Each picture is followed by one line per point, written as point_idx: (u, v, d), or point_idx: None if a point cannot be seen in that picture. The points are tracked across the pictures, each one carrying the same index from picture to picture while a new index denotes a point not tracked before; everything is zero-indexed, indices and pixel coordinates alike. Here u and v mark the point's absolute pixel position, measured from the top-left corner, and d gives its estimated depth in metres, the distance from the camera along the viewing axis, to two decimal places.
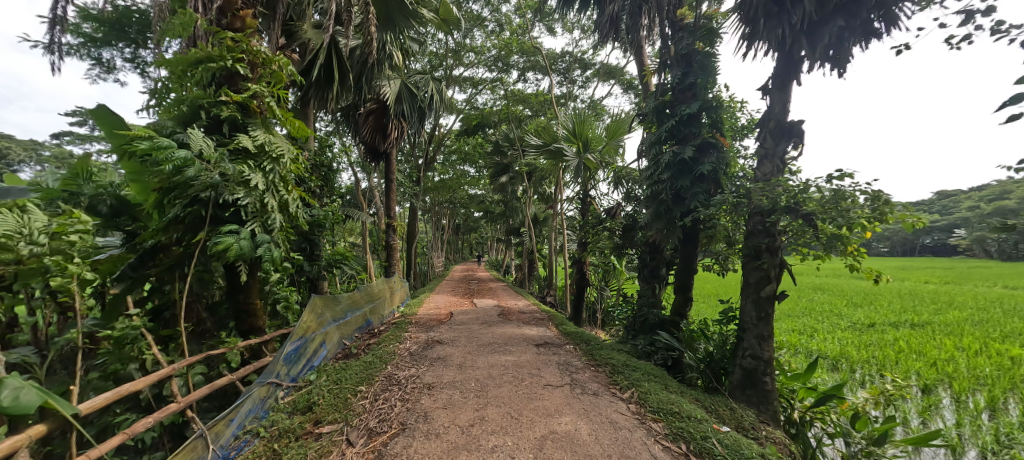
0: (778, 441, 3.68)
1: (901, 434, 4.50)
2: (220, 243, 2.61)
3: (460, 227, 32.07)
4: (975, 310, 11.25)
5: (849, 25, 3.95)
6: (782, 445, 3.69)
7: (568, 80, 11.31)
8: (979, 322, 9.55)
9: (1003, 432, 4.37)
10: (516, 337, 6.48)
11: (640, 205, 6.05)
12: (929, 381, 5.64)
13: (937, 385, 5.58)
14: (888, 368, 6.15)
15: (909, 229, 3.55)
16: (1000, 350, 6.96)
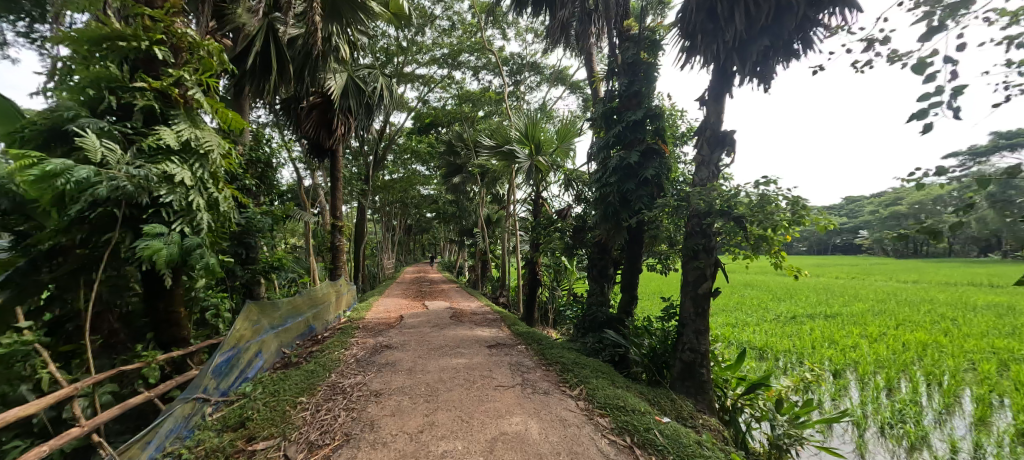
0: (713, 429, 3.87)
1: (818, 415, 4.90)
2: (146, 248, 2.35)
3: (411, 227, 31.40)
4: (876, 302, 12.55)
5: (773, 44, 4.22)
6: (718, 433, 3.87)
7: (519, 82, 11.38)
8: (881, 312, 10.66)
9: (898, 408, 4.87)
10: (467, 339, 6.39)
11: (589, 207, 6.17)
12: (840, 366, 6.20)
13: (846, 369, 6.15)
14: (807, 356, 6.67)
15: (823, 232, 3.77)
16: (897, 336, 7.78)
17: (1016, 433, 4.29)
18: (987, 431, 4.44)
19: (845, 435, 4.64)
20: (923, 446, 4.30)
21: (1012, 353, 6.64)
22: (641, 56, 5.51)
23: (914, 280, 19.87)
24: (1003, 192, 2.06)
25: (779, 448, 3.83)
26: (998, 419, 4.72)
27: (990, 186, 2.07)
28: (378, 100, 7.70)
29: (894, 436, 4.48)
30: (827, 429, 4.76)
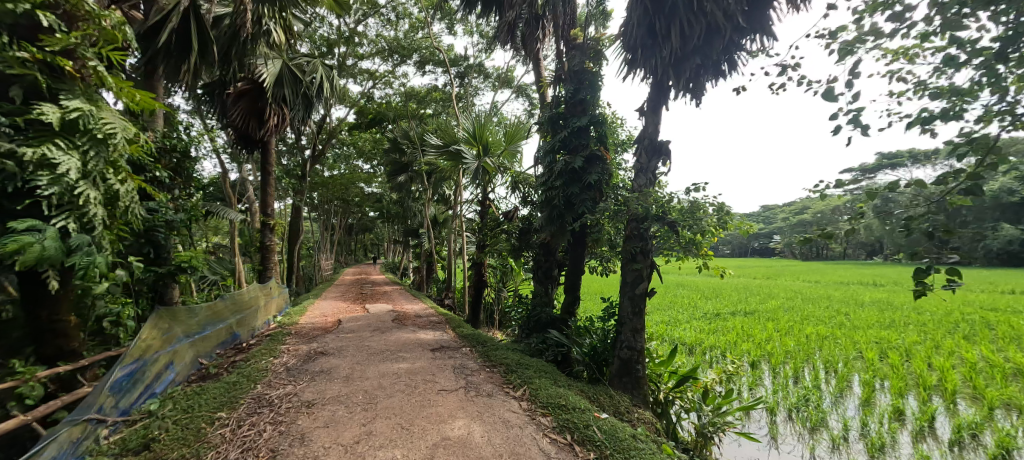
0: (648, 422, 3.99)
1: (738, 404, 5.25)
2: (11, 244, 2.02)
3: (353, 227, 30.12)
4: (787, 299, 13.76)
5: (704, 64, 4.47)
6: (652, 426, 3.99)
7: (466, 82, 11.25)
8: (790, 308, 11.72)
9: (803, 393, 5.34)
10: (410, 343, 6.17)
11: (535, 209, 6.18)
12: (756, 358, 6.70)
13: (761, 361, 6.65)
14: (730, 350, 7.13)
15: (744, 235, 4.15)
16: (802, 329, 8.57)
17: (893, 412, 4.84)
18: (872, 410, 4.97)
19: (760, 420, 5.01)
20: (823, 426, 4.74)
21: (891, 341, 7.51)
22: (586, 64, 5.59)
23: (817, 280, 22.07)
24: (897, 203, 2.27)
25: (704, 435, 4.10)
26: (879, 399, 5.30)
27: (886, 198, 2.28)
28: (318, 92, 7.28)
29: (800, 419, 4.90)
30: (746, 416, 5.11)
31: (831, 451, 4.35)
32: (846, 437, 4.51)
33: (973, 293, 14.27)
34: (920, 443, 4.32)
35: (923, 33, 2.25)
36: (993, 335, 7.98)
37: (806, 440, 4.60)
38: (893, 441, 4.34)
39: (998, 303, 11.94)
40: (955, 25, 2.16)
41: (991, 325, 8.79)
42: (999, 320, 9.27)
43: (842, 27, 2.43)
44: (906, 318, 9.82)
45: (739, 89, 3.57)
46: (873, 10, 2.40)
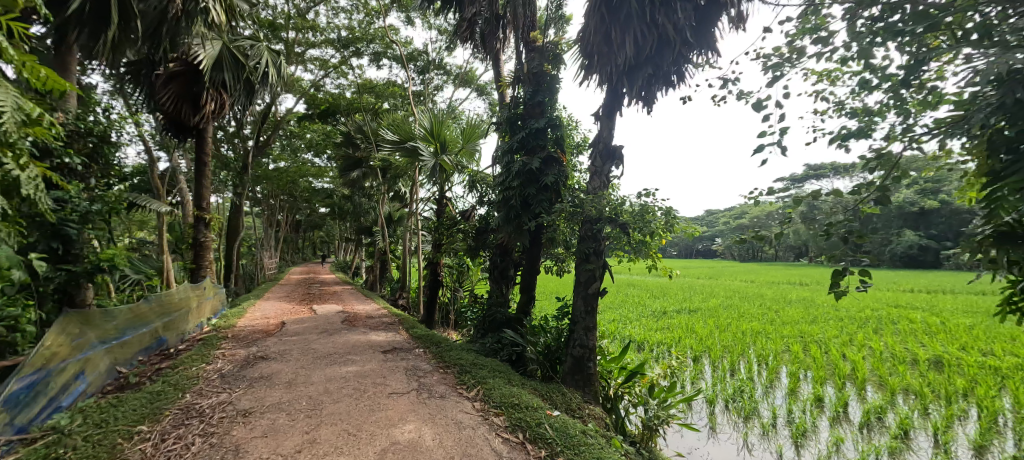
0: (598, 418, 4.04)
1: (681, 396, 5.45)
2: None
3: (301, 222, 28.72)
4: (726, 298, 14.54)
5: (655, 73, 4.61)
6: (602, 422, 4.04)
7: (425, 78, 11.01)
8: (728, 306, 12.40)
9: (738, 385, 5.63)
10: (361, 345, 5.92)
11: (492, 209, 6.12)
12: (698, 353, 7.01)
13: (702, 356, 6.96)
14: (675, 346, 7.41)
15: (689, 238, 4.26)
16: (739, 325, 9.08)
17: (813, 399, 5.21)
18: (797, 398, 5.33)
19: (701, 412, 5.22)
20: (754, 414, 5.01)
21: (814, 335, 8.12)
22: (545, 67, 5.61)
23: (754, 280, 23.54)
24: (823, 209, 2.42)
25: (650, 428, 4.21)
26: (803, 388, 5.70)
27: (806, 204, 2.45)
28: (262, 80, 6.85)
29: (735, 409, 5.16)
30: (687, 408, 5.32)
31: (762, 438, 4.61)
32: (775, 424, 4.79)
33: (886, 292, 15.73)
34: (836, 427, 4.68)
35: (843, 58, 2.54)
36: (896, 328, 8.86)
37: (740, 427, 4.85)
38: (814, 426, 4.67)
39: (904, 300, 13.25)
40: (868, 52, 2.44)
41: (896, 319, 9.75)
42: (902, 315, 10.29)
43: (777, 48, 2.65)
44: (827, 314, 10.68)
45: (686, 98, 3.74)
46: (803, 34, 2.65)
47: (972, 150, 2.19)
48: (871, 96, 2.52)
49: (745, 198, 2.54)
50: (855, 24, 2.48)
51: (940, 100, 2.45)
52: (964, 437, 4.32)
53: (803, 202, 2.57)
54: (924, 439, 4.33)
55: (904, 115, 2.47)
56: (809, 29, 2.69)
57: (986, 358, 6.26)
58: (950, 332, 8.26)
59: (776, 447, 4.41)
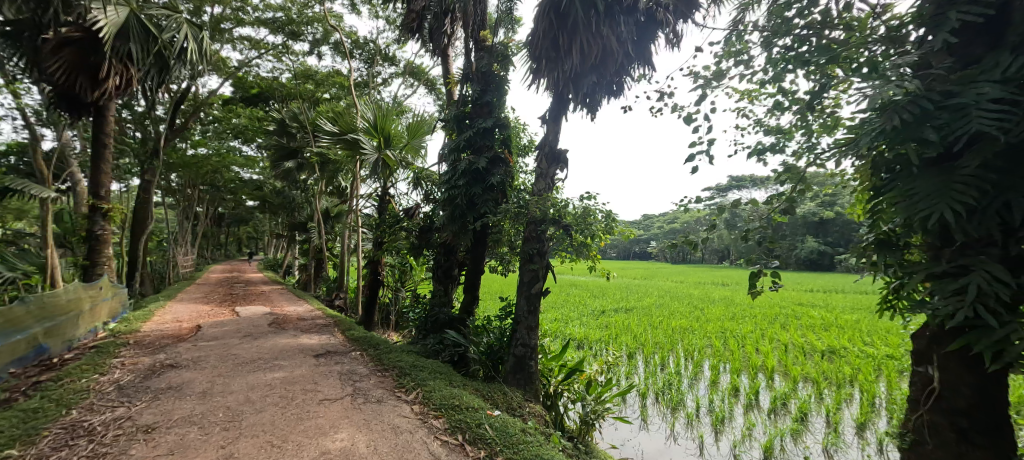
0: (539, 416, 4.02)
1: (616, 391, 5.61)
2: None
3: (225, 215, 26.38)
4: (660, 297, 15.25)
5: (599, 82, 4.71)
6: (543, 420, 4.03)
7: (370, 69, 10.52)
8: (661, 305, 13.02)
9: (667, 378, 5.88)
10: (291, 349, 5.50)
11: (437, 207, 5.94)
12: (632, 349, 7.26)
13: (637, 352, 7.22)
14: (612, 343, 7.62)
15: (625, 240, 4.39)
16: (670, 323, 9.54)
17: (730, 389, 5.57)
18: (717, 389, 5.66)
19: (634, 406, 5.39)
20: (680, 405, 5.25)
21: (733, 331, 8.71)
22: (493, 67, 5.50)
23: (687, 282, 24.92)
24: None
25: (587, 422, 4.27)
26: (722, 379, 6.08)
27: None
28: (179, 57, 6.21)
29: (664, 401, 5.38)
30: (621, 401, 5.48)
31: (687, 427, 4.83)
32: (698, 413, 5.05)
33: (797, 292, 17.31)
34: (748, 413, 5.03)
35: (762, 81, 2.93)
36: (799, 322, 9.77)
37: (668, 417, 5.07)
38: (730, 413, 4.98)
39: (809, 299, 14.68)
40: (782, 77, 2.84)
41: (799, 315, 10.78)
42: (805, 311, 11.39)
43: (707, 66, 2.93)
44: (746, 311, 11.55)
45: (627, 107, 3.90)
46: (728, 57, 2.99)
47: (860, 165, 2.54)
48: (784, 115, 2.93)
49: (678, 205, 2.83)
50: (772, 52, 2.86)
51: (836, 124, 2.86)
52: (849, 417, 4.81)
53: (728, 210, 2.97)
54: (818, 421, 4.77)
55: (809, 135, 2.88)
56: (732, 53, 3.04)
57: (870, 347, 7.06)
58: (844, 325, 9.23)
59: (698, 434, 4.65)
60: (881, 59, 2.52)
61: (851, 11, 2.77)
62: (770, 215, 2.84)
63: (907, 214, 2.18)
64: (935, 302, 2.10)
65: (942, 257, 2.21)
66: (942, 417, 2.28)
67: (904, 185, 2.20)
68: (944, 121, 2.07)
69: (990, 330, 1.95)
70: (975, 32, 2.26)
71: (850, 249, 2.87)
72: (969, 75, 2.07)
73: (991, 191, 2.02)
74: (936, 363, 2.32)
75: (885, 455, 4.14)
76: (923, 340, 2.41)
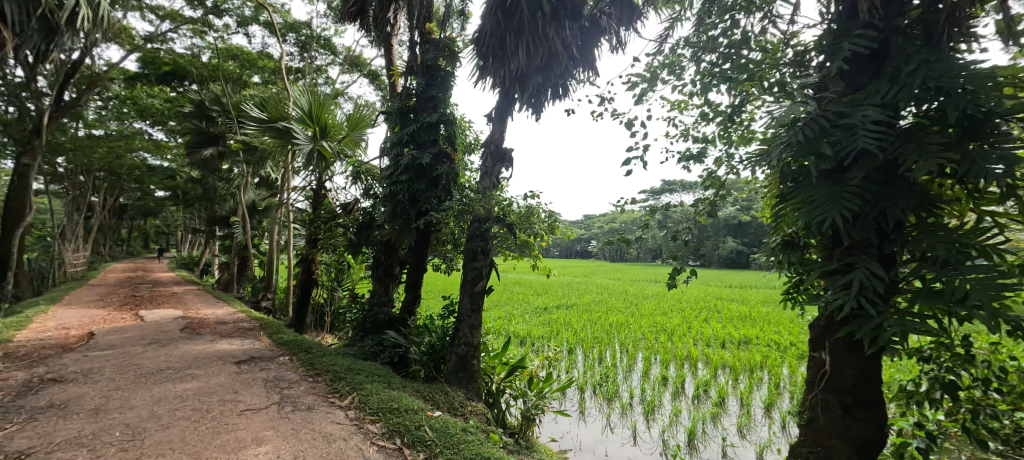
0: (480, 414, 3.93)
1: (556, 386, 5.65)
2: None
3: (131, 207, 23.53)
4: (599, 294, 15.73)
5: (544, 82, 4.69)
6: (484, 418, 3.94)
7: (305, 55, 9.87)
8: (599, 301, 13.42)
9: (604, 371, 6.03)
10: (207, 356, 4.97)
11: (378, 203, 5.65)
12: (573, 344, 7.39)
13: (577, 347, 7.36)
14: (553, 340, 7.71)
15: (566, 239, 4.44)
16: (609, 318, 9.84)
17: (660, 378, 5.83)
18: (649, 379, 5.91)
19: (573, 399, 5.46)
20: (616, 395, 5.41)
21: (664, 324, 9.16)
22: (439, 61, 5.33)
23: (623, 279, 25.86)
24: None
25: (528, 418, 4.24)
26: (654, 369, 6.36)
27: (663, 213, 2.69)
28: (68, 23, 5.54)
29: (601, 393, 5.50)
30: (561, 396, 5.54)
31: (621, 417, 4.97)
32: (632, 403, 5.23)
33: (721, 287, 18.61)
34: (676, 400, 5.30)
35: (690, 92, 3.17)
36: (722, 315, 10.51)
37: (604, 409, 5.18)
38: (660, 401, 5.21)
39: (731, 294, 15.86)
40: (707, 91, 3.06)
41: (721, 308, 11.60)
42: (727, 305, 12.29)
43: (644, 74, 3.12)
44: (676, 306, 12.22)
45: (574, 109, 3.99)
46: (662, 67, 3.19)
47: (772, 173, 2.73)
48: (708, 125, 3.19)
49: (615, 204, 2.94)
50: (699, 67, 3.08)
51: (749, 136, 3.11)
52: (759, 399, 5.23)
53: (659, 211, 3.12)
54: (733, 403, 5.12)
55: (727, 145, 3.13)
56: (666, 65, 3.23)
57: (778, 336, 7.74)
58: (760, 317, 10.04)
59: (631, 422, 4.80)
60: (789, 80, 2.78)
61: (765, 35, 3.04)
62: (696, 218, 3.01)
63: (807, 220, 2.35)
64: (828, 296, 2.29)
65: (834, 256, 2.41)
66: (832, 395, 2.50)
67: (806, 194, 2.38)
68: (837, 138, 2.24)
69: (868, 319, 2.16)
70: (863, 61, 2.50)
71: (761, 248, 3.10)
72: (857, 99, 2.29)
73: (870, 200, 2.24)
74: (828, 349, 2.53)
75: (787, 431, 4.52)
76: (818, 329, 2.63)
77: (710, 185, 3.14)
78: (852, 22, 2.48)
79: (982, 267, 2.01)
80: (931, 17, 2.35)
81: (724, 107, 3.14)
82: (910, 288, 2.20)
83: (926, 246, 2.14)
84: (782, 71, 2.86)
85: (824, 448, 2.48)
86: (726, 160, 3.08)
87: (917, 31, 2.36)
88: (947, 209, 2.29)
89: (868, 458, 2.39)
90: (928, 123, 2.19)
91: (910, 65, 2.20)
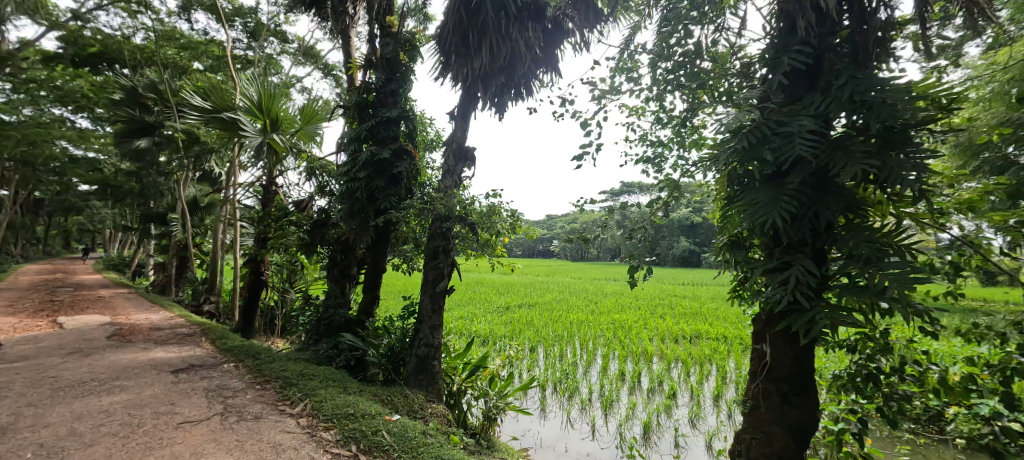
0: (441, 416, 3.87)
1: (517, 385, 5.65)
2: None
3: (50, 203, 21.39)
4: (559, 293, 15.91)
5: (508, 81, 4.67)
6: (445, 419, 3.89)
7: (253, 43, 9.36)
8: (560, 299, 13.57)
9: (565, 368, 6.11)
10: (139, 365, 4.60)
11: (334, 201, 5.43)
12: (534, 343, 7.42)
13: (539, 346, 7.40)
14: (515, 339, 7.71)
15: (529, 238, 4.44)
16: (569, 316, 9.98)
17: (618, 374, 5.98)
18: (607, 375, 6.04)
19: (534, 398, 5.49)
20: (575, 391, 5.49)
21: (623, 321, 9.39)
22: (400, 55, 5.23)
23: (582, 278, 26.27)
24: None
25: (489, 418, 4.22)
26: (612, 365, 6.51)
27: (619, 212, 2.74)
28: None
29: (562, 390, 5.56)
30: (522, 394, 5.55)
31: (581, 412, 5.06)
32: (591, 399, 5.32)
33: (676, 285, 19.32)
34: (632, 394, 5.44)
35: (647, 98, 3.26)
36: (675, 311, 10.91)
37: (565, 405, 5.24)
38: (617, 396, 5.33)
39: (685, 291, 16.51)
40: (663, 97, 3.16)
41: (675, 305, 12.05)
42: (680, 302, 12.78)
43: (602, 78, 3.18)
44: (634, 303, 12.57)
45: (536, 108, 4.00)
46: (620, 72, 3.26)
47: (720, 175, 2.86)
48: (663, 129, 3.29)
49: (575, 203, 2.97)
50: (655, 74, 3.17)
51: (699, 141, 3.23)
52: (708, 390, 5.47)
53: (618, 211, 3.19)
54: (685, 396, 5.33)
55: (680, 148, 3.24)
56: (624, 70, 3.30)
57: (727, 330, 8.14)
58: (710, 312, 10.52)
59: (590, 418, 4.89)
60: (736, 89, 2.92)
61: (715, 46, 3.17)
62: (651, 218, 3.10)
63: (751, 221, 2.47)
64: (768, 293, 2.42)
65: (774, 255, 2.54)
66: (772, 384, 2.64)
67: (750, 197, 2.50)
68: (777, 145, 2.37)
69: (803, 312, 2.30)
70: (800, 75, 2.66)
71: (710, 247, 3.23)
72: (795, 110, 2.44)
73: (805, 203, 2.39)
74: (768, 341, 2.67)
75: (732, 419, 4.77)
76: (761, 322, 2.77)
77: (665, 187, 3.24)
78: (791, 38, 2.62)
79: (899, 265, 2.19)
80: (859, 36, 2.54)
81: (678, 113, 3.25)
82: (839, 283, 2.36)
83: (852, 245, 2.30)
84: (730, 81, 2.99)
85: (765, 434, 2.62)
86: (680, 163, 3.19)
87: (846, 49, 2.55)
88: (871, 212, 2.48)
89: (804, 441, 2.55)
90: (856, 133, 2.36)
91: (840, 80, 2.37)
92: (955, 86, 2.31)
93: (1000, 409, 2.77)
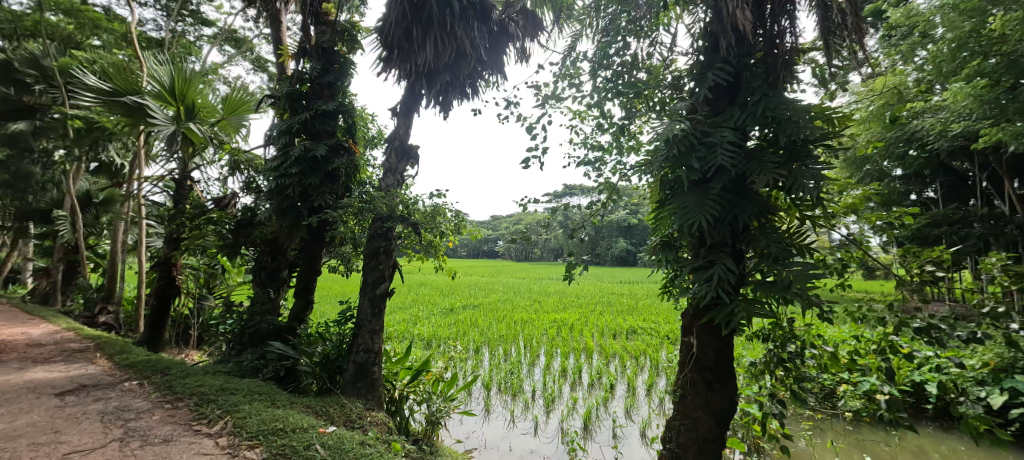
0: (381, 424, 3.80)
1: (462, 387, 5.67)
2: None
3: None
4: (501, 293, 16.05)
5: (452, 80, 4.69)
6: (385, 427, 3.82)
7: (167, 23, 8.59)
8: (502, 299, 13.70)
9: (508, 367, 6.23)
10: (13, 390, 4.08)
11: (263, 199, 5.15)
12: (478, 344, 7.48)
13: (482, 346, 7.47)
14: (459, 340, 7.71)
15: (472, 239, 4.49)
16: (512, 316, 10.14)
17: (559, 371, 6.19)
18: (549, 372, 6.24)
19: (478, 398, 5.54)
20: (518, 389, 5.62)
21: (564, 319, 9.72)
22: (338, 46, 5.10)
23: (524, 277, 26.65)
24: None
25: (433, 422, 4.26)
26: (554, 362, 6.74)
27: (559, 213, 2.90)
28: None
29: (505, 389, 5.67)
30: (467, 396, 5.57)
31: (524, 410, 5.20)
32: (534, 397, 5.49)
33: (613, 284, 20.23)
34: (573, 390, 5.68)
35: (589, 103, 3.43)
36: (613, 308, 11.45)
37: (508, 405, 5.35)
38: (559, 393, 5.54)
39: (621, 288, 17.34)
40: (603, 104, 3.36)
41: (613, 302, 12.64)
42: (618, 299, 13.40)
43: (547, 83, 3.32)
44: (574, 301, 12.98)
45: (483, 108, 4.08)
46: (564, 78, 3.42)
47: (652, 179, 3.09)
48: (603, 134, 3.49)
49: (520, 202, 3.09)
50: (596, 80, 3.36)
51: (635, 148, 3.47)
52: (642, 382, 5.84)
53: (560, 211, 3.34)
54: (622, 388, 5.65)
55: (618, 154, 3.45)
56: (567, 75, 3.46)
57: (660, 325, 8.70)
58: (645, 309, 11.17)
59: (532, 415, 5.03)
60: (668, 100, 3.17)
61: (651, 59, 3.41)
62: (591, 219, 3.30)
63: (680, 223, 2.70)
64: (696, 289, 2.66)
65: (700, 253, 2.80)
66: (698, 373, 2.90)
67: (680, 200, 2.73)
68: (703, 154, 2.63)
69: (724, 306, 2.58)
70: (721, 90, 2.94)
71: (644, 247, 3.48)
72: (717, 122, 2.70)
73: (727, 207, 2.67)
74: (695, 334, 2.92)
75: (662, 407, 5.13)
76: (688, 317, 3.02)
77: (605, 190, 3.44)
78: (714, 56, 2.91)
79: (800, 263, 2.51)
80: (770, 58, 2.86)
81: (617, 120, 3.46)
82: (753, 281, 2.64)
83: (764, 245, 2.61)
84: (663, 92, 3.25)
85: (691, 419, 2.87)
86: (618, 167, 3.41)
87: (758, 68, 2.86)
88: (781, 215, 2.81)
89: (723, 424, 2.85)
90: (767, 145, 2.68)
91: (755, 97, 2.66)
92: (843, 107, 2.69)
93: (878, 385, 3.23)
